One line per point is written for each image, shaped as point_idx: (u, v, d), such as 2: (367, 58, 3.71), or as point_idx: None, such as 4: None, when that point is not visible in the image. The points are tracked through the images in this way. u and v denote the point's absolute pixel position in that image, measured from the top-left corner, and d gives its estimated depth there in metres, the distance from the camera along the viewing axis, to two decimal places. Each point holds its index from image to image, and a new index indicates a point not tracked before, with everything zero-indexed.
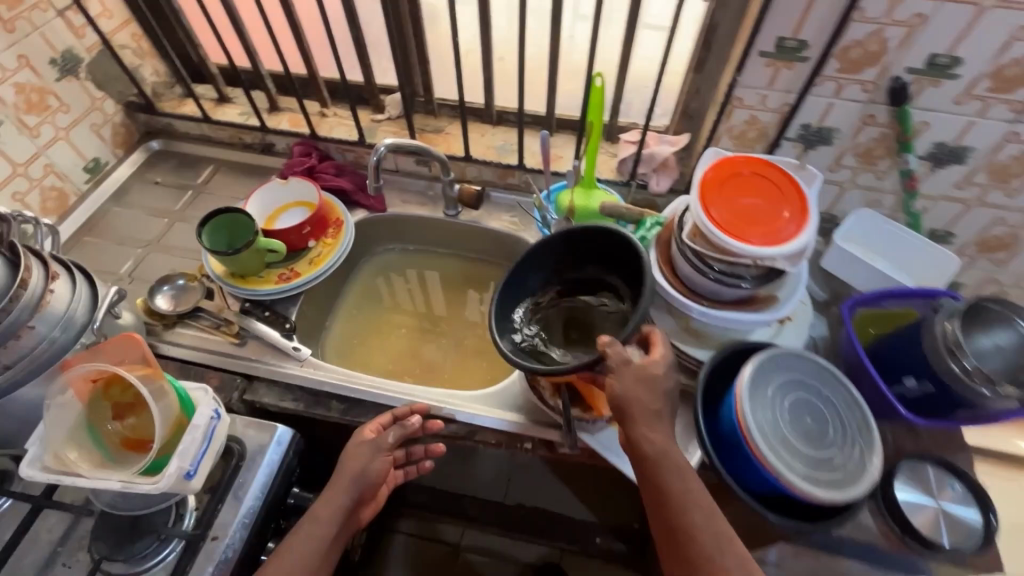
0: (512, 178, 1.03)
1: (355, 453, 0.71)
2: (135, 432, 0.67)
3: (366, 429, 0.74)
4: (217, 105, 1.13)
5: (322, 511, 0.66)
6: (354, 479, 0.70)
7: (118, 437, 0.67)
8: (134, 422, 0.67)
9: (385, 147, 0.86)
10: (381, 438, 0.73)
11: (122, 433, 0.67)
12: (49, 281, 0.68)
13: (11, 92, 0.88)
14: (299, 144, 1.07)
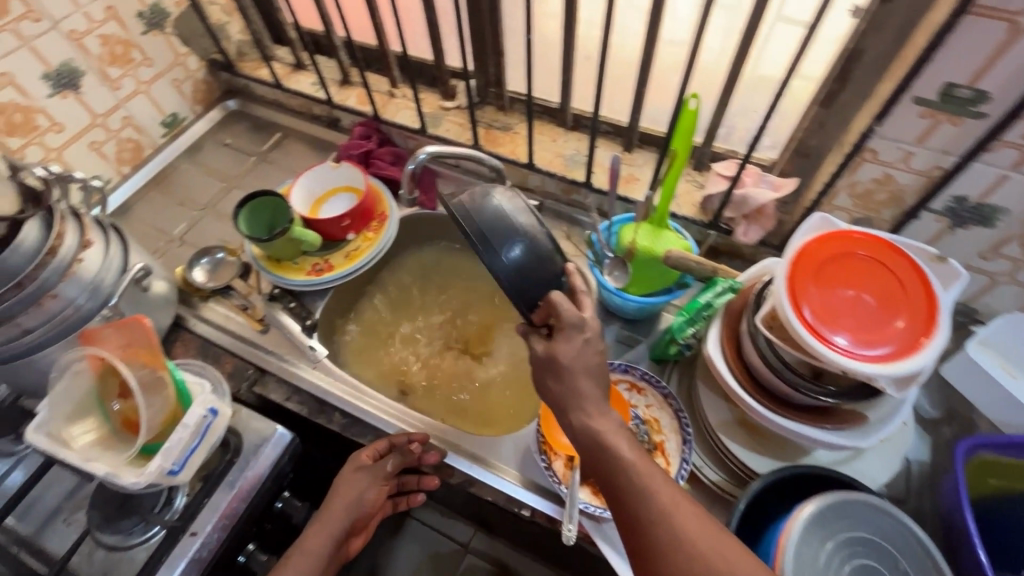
0: (576, 195, 0.91)
1: (351, 479, 0.69)
2: (133, 413, 0.67)
3: (365, 453, 0.70)
4: (292, 72, 1.10)
5: (312, 543, 0.64)
6: (347, 508, 0.68)
7: (118, 416, 0.67)
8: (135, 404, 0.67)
9: (427, 155, 0.76)
10: (381, 465, 0.70)
11: (122, 413, 0.67)
12: (82, 247, 0.69)
13: (96, 44, 0.89)
14: (361, 124, 1.01)
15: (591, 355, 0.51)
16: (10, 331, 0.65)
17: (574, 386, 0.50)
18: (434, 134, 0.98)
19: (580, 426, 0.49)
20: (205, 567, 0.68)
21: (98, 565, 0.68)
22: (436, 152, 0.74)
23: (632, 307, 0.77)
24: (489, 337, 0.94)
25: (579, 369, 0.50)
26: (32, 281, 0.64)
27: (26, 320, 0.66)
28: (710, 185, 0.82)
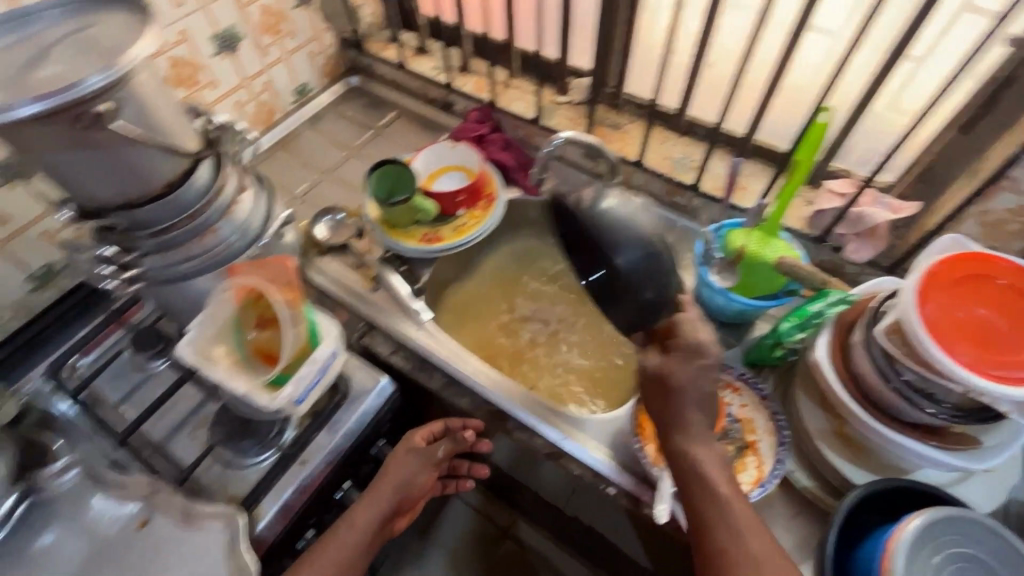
0: (679, 197, 0.94)
1: (403, 460, 0.75)
2: (266, 344, 0.74)
3: (419, 435, 0.77)
4: (415, 55, 1.17)
5: (359, 517, 0.68)
6: (395, 488, 0.72)
7: (253, 344, 0.74)
8: (269, 336, 0.74)
9: (562, 140, 0.83)
10: (433, 451, 0.77)
11: (257, 343, 0.74)
12: (241, 191, 0.77)
13: (257, 13, 0.98)
14: (476, 109, 1.07)
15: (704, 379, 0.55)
16: (177, 259, 0.73)
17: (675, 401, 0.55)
18: (547, 125, 1.02)
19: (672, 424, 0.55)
20: (311, 493, 0.74)
21: (216, 477, 0.75)
22: (571, 137, 0.82)
23: (733, 310, 0.78)
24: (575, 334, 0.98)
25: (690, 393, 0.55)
26: (200, 214, 0.72)
27: (191, 251, 0.74)
28: (823, 201, 0.83)
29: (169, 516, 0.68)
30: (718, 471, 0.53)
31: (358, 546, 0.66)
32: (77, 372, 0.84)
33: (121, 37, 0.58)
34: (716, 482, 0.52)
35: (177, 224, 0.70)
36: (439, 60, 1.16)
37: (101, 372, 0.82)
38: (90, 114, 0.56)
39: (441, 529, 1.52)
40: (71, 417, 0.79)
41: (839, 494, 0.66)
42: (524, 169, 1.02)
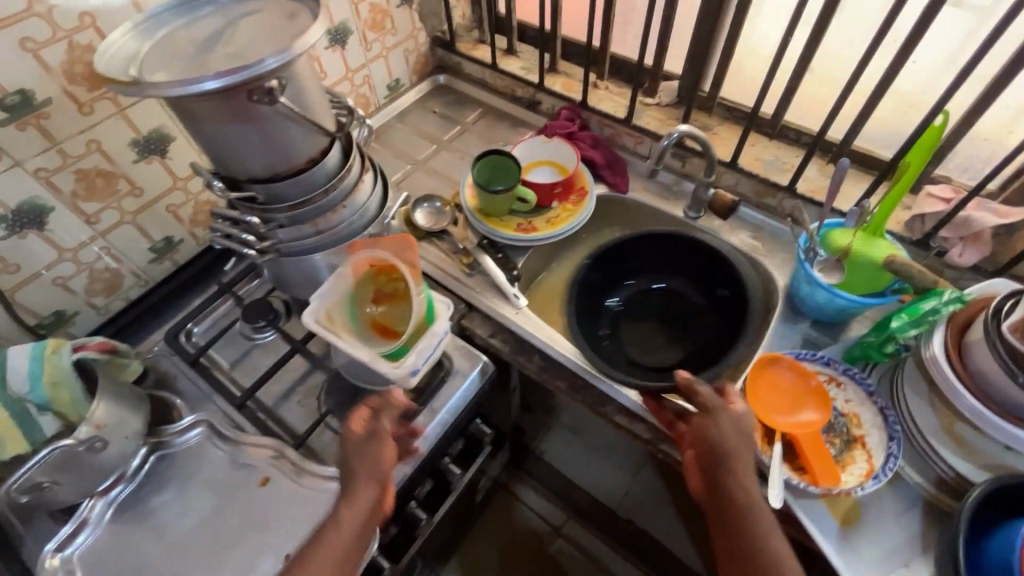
0: (769, 198, 0.95)
1: (355, 448, 0.64)
2: (382, 318, 0.78)
3: (355, 421, 0.67)
4: (504, 56, 1.21)
5: (344, 515, 0.60)
6: (367, 473, 0.63)
7: (367, 317, 0.78)
8: (384, 311, 0.79)
9: (679, 134, 0.86)
10: (378, 426, 0.66)
11: (371, 317, 0.78)
12: (364, 172, 0.81)
13: (366, 10, 1.04)
14: (566, 108, 1.10)
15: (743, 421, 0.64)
16: (307, 232, 0.77)
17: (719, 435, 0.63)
18: (637, 125, 1.05)
19: (712, 455, 0.62)
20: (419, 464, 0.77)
21: (327, 444, 0.78)
22: (690, 129, 0.85)
23: (836, 307, 0.79)
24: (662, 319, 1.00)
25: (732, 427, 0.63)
26: (330, 193, 0.76)
27: (320, 225, 0.78)
28: (923, 205, 0.83)
29: (288, 475, 0.73)
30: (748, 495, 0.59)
31: (352, 543, 0.60)
32: (193, 339, 0.89)
33: (289, 23, 0.64)
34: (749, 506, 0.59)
35: (313, 199, 0.74)
36: (527, 61, 1.20)
37: (217, 340, 0.86)
38: (263, 90, 0.60)
39: (485, 528, 1.44)
40: (189, 379, 0.84)
41: (956, 492, 0.66)
42: (612, 167, 1.05)
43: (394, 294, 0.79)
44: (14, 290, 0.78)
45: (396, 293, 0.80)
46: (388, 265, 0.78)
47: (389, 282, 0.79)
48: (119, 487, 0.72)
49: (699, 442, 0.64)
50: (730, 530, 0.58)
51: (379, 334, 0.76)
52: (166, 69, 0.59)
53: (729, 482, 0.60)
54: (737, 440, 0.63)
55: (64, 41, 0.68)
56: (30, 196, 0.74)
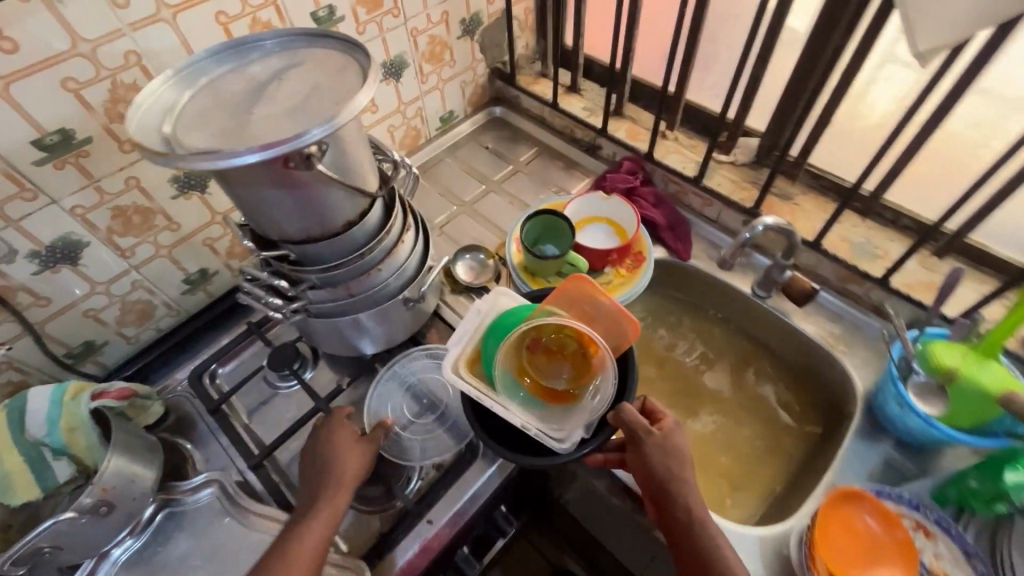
0: (853, 284, 0.84)
1: (353, 446, 0.68)
2: (535, 370, 0.74)
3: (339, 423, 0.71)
4: (565, 93, 1.13)
5: (331, 506, 0.63)
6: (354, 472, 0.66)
7: (522, 364, 0.74)
8: (541, 363, 0.74)
9: (763, 226, 0.76)
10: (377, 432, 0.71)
11: (526, 366, 0.74)
12: (404, 230, 0.75)
13: (425, 42, 0.98)
14: (628, 159, 1.02)
15: (672, 447, 0.65)
16: (339, 296, 0.72)
17: (650, 468, 0.64)
18: (707, 186, 0.94)
19: (658, 494, 0.64)
20: (433, 557, 0.71)
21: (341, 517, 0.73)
22: (778, 223, 0.74)
23: (923, 435, 0.68)
24: (720, 408, 0.89)
25: (659, 456, 0.64)
26: (368, 254, 0.71)
27: (353, 289, 0.72)
28: None
29: None
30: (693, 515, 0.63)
31: (326, 537, 0.61)
32: (217, 381, 0.85)
33: (337, 80, 0.58)
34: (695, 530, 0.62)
35: (349, 264, 0.69)
36: (590, 101, 1.12)
37: (240, 388, 0.82)
38: (302, 156, 0.55)
39: None
40: (208, 429, 0.81)
41: None
42: (674, 230, 0.96)
43: (556, 352, 0.75)
44: (44, 322, 0.76)
45: (555, 349, 0.75)
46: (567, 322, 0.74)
47: (554, 334, 0.75)
48: (133, 538, 0.69)
49: (640, 470, 0.66)
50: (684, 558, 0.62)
51: (534, 387, 0.73)
52: (201, 131, 0.54)
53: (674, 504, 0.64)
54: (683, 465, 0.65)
55: (108, 80, 0.65)
56: (65, 232, 0.71)
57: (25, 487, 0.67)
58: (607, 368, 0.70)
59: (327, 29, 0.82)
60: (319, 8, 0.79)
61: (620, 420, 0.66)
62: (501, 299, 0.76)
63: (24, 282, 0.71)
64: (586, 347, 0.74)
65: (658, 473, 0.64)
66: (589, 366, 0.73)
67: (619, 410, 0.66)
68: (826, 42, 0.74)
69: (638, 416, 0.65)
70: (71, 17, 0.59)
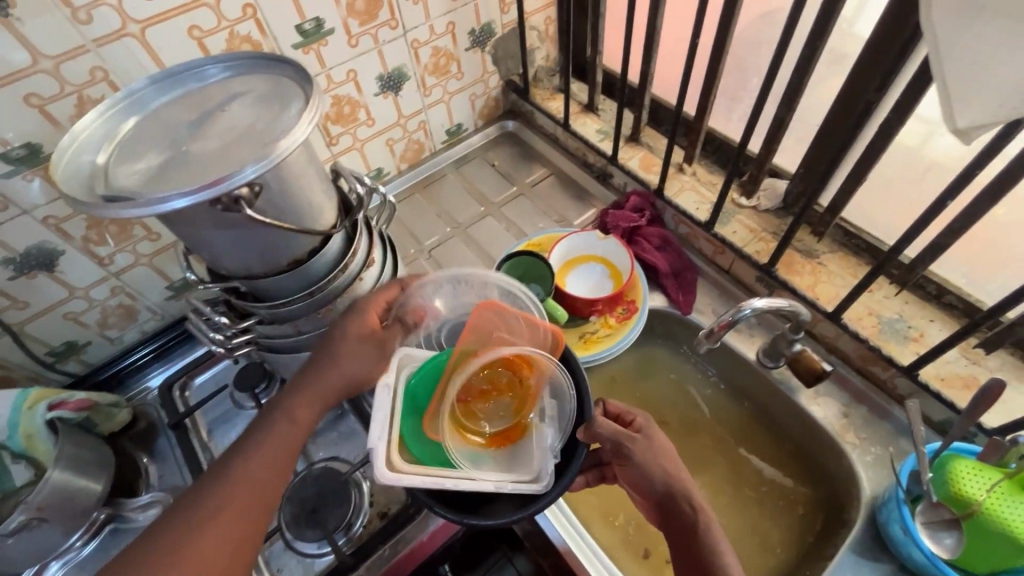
0: (875, 367, 0.72)
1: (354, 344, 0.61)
2: (476, 423, 0.64)
3: (372, 315, 0.63)
4: (581, 112, 1.05)
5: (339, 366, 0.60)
6: (346, 374, 0.61)
7: (461, 420, 0.63)
8: (480, 408, 0.65)
9: (753, 309, 0.66)
10: (389, 342, 0.63)
11: (467, 420, 0.64)
12: (365, 266, 0.70)
13: (428, 54, 0.92)
14: (636, 195, 0.93)
15: (661, 451, 0.59)
16: (288, 332, 0.69)
17: (644, 476, 0.58)
18: (719, 233, 0.84)
19: (663, 503, 0.57)
20: None
21: (277, 555, 0.71)
22: (770, 306, 0.64)
23: (930, 571, 0.59)
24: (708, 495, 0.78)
25: (647, 463, 0.58)
26: (322, 292, 0.66)
27: (302, 326, 0.69)
28: None
29: None
30: (706, 521, 0.55)
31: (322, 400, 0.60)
32: (186, 394, 0.86)
33: (279, 115, 0.54)
34: (714, 537, 0.54)
35: (293, 303, 0.64)
36: (607, 124, 1.02)
37: (204, 404, 0.81)
38: (233, 199, 0.50)
39: None
40: (169, 443, 0.81)
41: None
42: (677, 279, 0.86)
43: (490, 390, 0.66)
44: (22, 323, 0.77)
45: (490, 387, 0.66)
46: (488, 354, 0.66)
47: (478, 375, 0.66)
48: (83, 542, 0.70)
49: (635, 484, 0.60)
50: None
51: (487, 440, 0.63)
52: (131, 165, 0.51)
53: (680, 510, 0.57)
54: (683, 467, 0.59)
55: (73, 96, 0.63)
56: (39, 241, 0.71)
57: None
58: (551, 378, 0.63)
59: (314, 42, 0.78)
60: (305, 21, 0.75)
61: (594, 435, 0.59)
62: (405, 360, 0.65)
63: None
64: (518, 372, 0.66)
65: (655, 481, 0.58)
66: (529, 390, 0.65)
67: (591, 424, 0.60)
68: (868, 89, 0.62)
69: (613, 424, 0.60)
70: (29, 33, 0.58)
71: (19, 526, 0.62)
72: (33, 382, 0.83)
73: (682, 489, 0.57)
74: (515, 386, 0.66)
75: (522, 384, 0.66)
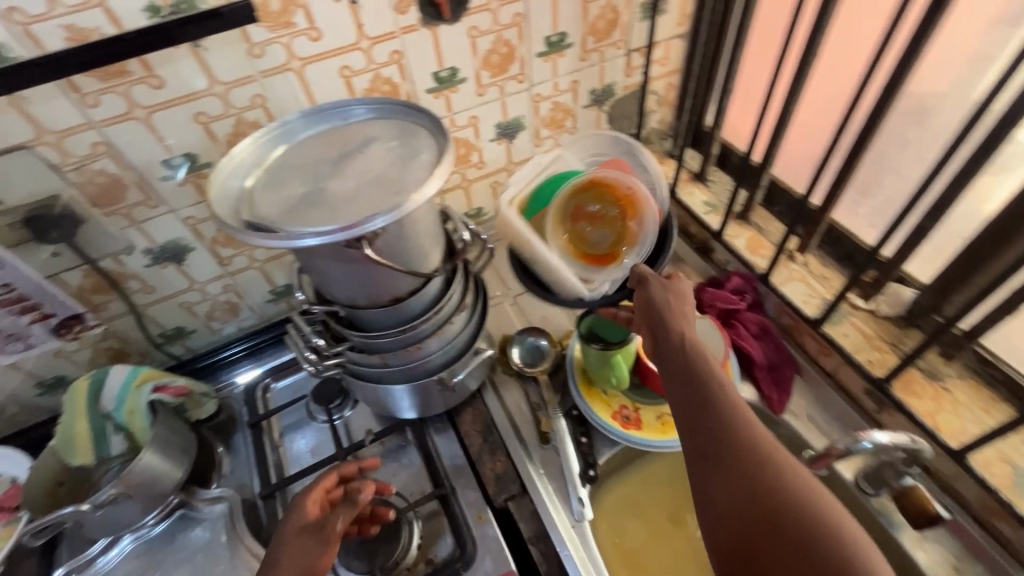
0: (1001, 523, 0.63)
1: (291, 531, 0.56)
2: (577, 236, 0.80)
3: (311, 500, 0.59)
4: (690, 181, 1.02)
5: (283, 560, 0.54)
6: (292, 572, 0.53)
7: (567, 223, 0.81)
8: (584, 230, 0.80)
9: (872, 441, 0.59)
10: (331, 520, 0.57)
11: (569, 230, 0.81)
12: (457, 310, 0.70)
13: (547, 108, 0.93)
14: (738, 275, 0.88)
15: (670, 289, 0.60)
16: (374, 362, 0.70)
17: (648, 301, 0.60)
18: (827, 333, 0.78)
19: (657, 327, 0.57)
20: None
21: None
22: (893, 438, 0.58)
23: None
24: None
25: (655, 298, 0.59)
26: (413, 331, 0.67)
27: (388, 359, 0.70)
28: None
29: None
30: (694, 347, 0.53)
31: None
32: (267, 396, 0.91)
33: (410, 164, 0.56)
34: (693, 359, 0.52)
35: (385, 336, 0.66)
36: (715, 196, 0.99)
37: (282, 410, 0.85)
38: (355, 239, 0.53)
39: None
40: (244, 442, 0.85)
41: None
42: (773, 373, 0.80)
43: (597, 214, 0.80)
44: (146, 306, 0.84)
45: (598, 212, 0.80)
46: (608, 186, 0.80)
47: (595, 200, 0.80)
48: (156, 521, 0.75)
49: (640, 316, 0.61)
50: (775, 514, 0.41)
51: (574, 250, 0.80)
52: (273, 195, 0.55)
53: (671, 341, 0.55)
54: (723, 380, 0.50)
55: (234, 117, 0.70)
56: (177, 237, 0.79)
57: (84, 451, 0.76)
58: (646, 236, 0.77)
59: (446, 89, 0.82)
60: (442, 69, 0.79)
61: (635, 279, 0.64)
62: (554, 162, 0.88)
63: (136, 272, 0.80)
64: (624, 213, 0.79)
65: (653, 307, 0.59)
66: (627, 231, 0.79)
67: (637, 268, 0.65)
68: None
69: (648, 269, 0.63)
70: (210, 60, 0.65)
71: (106, 500, 0.67)
72: (142, 360, 0.91)
73: (678, 320, 0.57)
74: (617, 220, 0.80)
75: (623, 223, 0.79)
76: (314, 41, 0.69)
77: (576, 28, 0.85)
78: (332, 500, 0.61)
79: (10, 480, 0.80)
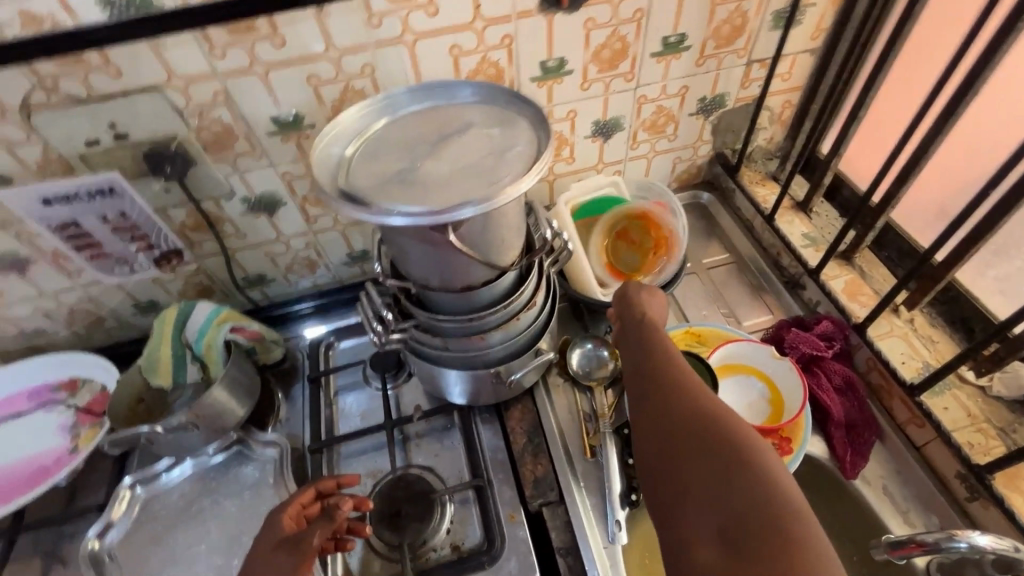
0: None
1: (263, 543, 0.58)
2: (610, 249, 0.90)
3: (284, 516, 0.60)
4: (791, 209, 0.95)
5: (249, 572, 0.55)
6: None
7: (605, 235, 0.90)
8: (619, 246, 0.90)
9: (969, 543, 0.52)
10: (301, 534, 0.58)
11: (608, 241, 0.90)
12: (525, 307, 0.69)
13: (650, 111, 0.89)
14: (830, 320, 0.81)
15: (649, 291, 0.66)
16: (435, 344, 0.70)
17: (625, 296, 0.65)
18: (925, 403, 0.70)
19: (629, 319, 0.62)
20: None
21: None
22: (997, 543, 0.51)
23: None
24: None
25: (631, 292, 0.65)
26: (479, 321, 0.67)
27: (449, 344, 0.70)
28: None
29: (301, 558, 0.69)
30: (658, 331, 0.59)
31: None
32: (330, 353, 0.94)
33: (506, 155, 0.55)
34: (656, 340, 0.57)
35: (450, 321, 0.66)
36: (817, 231, 0.92)
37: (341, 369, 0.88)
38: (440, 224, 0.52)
39: None
40: (302, 393, 0.89)
41: None
42: (851, 433, 0.73)
43: (633, 241, 0.90)
44: (236, 249, 0.89)
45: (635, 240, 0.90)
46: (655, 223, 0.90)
47: (637, 230, 0.90)
48: (215, 451, 0.80)
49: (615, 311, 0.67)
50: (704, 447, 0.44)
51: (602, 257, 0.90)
52: (368, 168, 0.56)
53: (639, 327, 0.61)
54: (660, 339, 0.58)
55: (342, 83, 0.72)
56: (272, 190, 0.82)
57: (165, 373, 0.83)
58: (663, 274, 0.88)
59: (551, 79, 0.79)
60: (550, 59, 0.77)
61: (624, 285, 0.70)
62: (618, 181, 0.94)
63: (232, 217, 0.84)
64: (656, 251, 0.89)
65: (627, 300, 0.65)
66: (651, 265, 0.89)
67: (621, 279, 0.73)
68: None
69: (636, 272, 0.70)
70: (330, 25, 0.66)
71: (177, 425, 0.73)
72: (224, 299, 0.96)
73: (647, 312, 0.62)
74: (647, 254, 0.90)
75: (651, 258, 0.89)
76: (430, 17, 0.68)
77: (698, 31, 0.80)
78: (306, 515, 0.62)
79: (101, 387, 0.88)
